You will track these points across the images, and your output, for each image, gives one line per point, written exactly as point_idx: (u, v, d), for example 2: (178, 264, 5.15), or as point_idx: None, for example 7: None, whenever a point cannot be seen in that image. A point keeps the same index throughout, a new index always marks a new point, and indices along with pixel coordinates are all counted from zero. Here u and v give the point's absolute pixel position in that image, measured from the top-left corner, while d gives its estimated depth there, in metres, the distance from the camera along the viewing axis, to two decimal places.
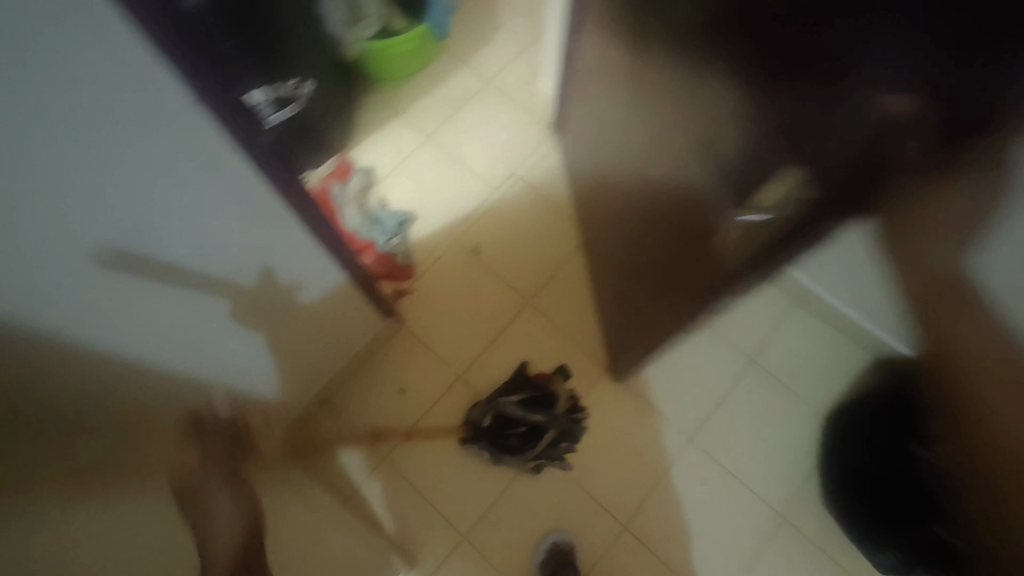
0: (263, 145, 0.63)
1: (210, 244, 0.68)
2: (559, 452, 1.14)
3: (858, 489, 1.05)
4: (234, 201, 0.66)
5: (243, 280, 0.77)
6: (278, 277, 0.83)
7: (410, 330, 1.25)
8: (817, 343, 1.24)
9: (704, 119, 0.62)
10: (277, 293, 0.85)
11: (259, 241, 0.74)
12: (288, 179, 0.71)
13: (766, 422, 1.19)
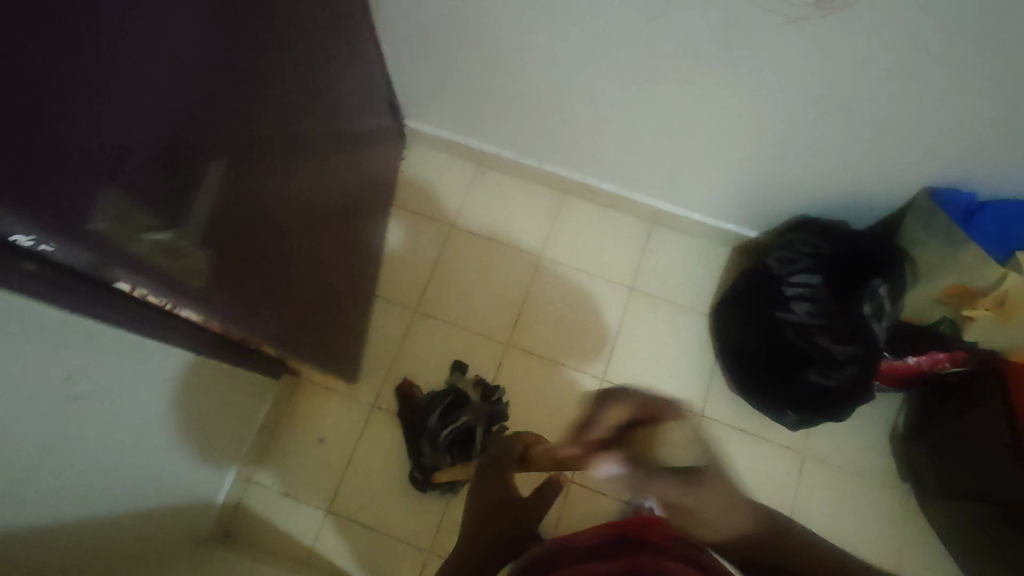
0: (39, 273, 0.57)
1: (33, 396, 0.62)
2: (496, 437, 1.17)
3: (745, 368, 1.12)
4: (33, 341, 0.60)
5: (92, 410, 0.72)
6: (132, 388, 0.78)
7: (310, 380, 1.23)
8: (682, 252, 1.33)
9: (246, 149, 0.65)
10: (139, 404, 0.81)
11: (90, 366, 0.69)
12: (95, 293, 0.66)
13: (661, 338, 1.28)
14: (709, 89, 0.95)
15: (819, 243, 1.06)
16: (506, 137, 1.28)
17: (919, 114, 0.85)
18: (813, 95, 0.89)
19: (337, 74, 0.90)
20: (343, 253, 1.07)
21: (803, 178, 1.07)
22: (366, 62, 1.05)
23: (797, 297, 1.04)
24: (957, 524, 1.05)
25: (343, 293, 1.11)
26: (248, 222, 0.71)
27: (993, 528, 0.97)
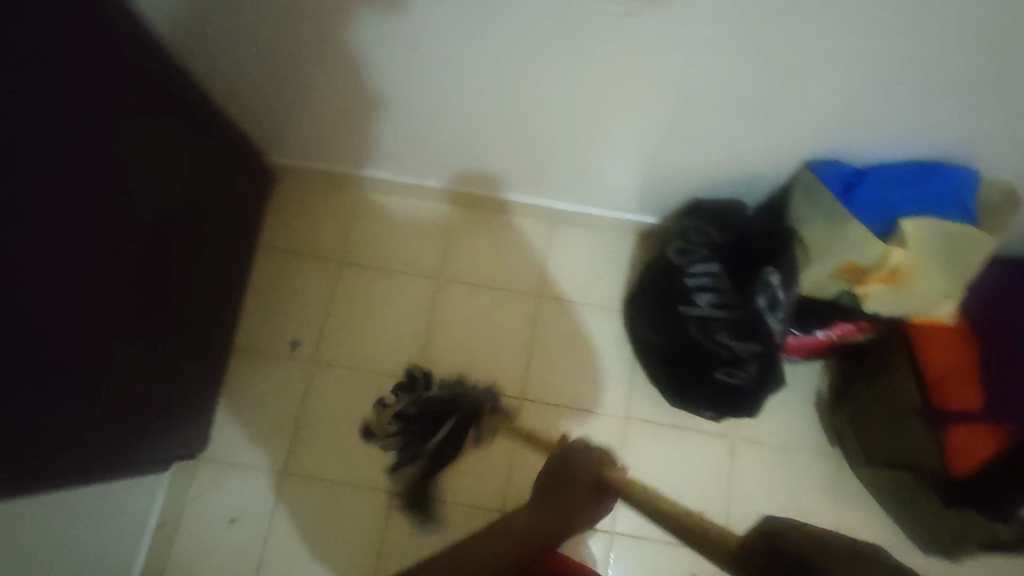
0: None
1: None
2: (464, 434, 1.12)
3: (659, 366, 1.06)
4: None
5: None
6: None
7: (210, 457, 1.14)
8: (587, 248, 1.26)
9: None
10: None
11: None
12: None
13: (577, 343, 1.22)
14: (564, 88, 0.87)
15: (713, 231, 1.00)
16: (377, 158, 1.18)
17: (783, 92, 0.79)
18: (673, 83, 0.81)
19: (134, 140, 0.77)
20: (170, 326, 0.97)
21: (687, 162, 1.00)
22: (189, 106, 0.92)
23: (700, 288, 0.98)
24: (882, 488, 1.05)
25: (177, 365, 1.01)
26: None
27: (916, 492, 0.96)
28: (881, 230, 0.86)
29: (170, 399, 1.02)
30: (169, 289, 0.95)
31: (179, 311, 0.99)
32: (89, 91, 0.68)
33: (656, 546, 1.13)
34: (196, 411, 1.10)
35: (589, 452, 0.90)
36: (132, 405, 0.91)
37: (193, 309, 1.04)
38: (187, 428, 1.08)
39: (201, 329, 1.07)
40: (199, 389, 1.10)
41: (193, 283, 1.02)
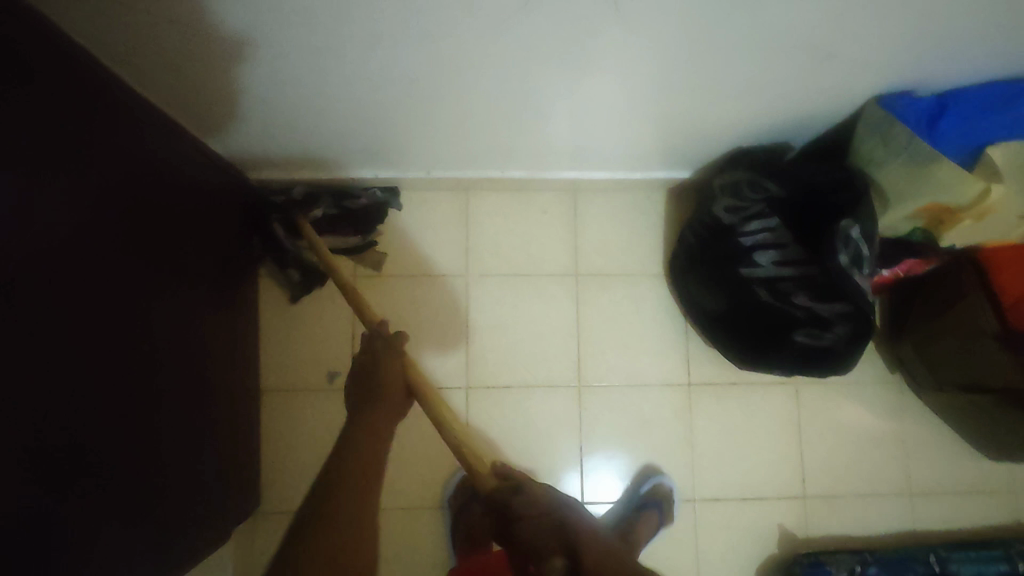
0: None
1: None
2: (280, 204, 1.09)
3: (722, 330, 1.01)
4: None
5: None
6: None
7: (267, 509, 1.07)
8: (618, 216, 1.18)
9: None
10: None
11: None
12: None
13: (624, 318, 1.16)
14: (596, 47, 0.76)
15: (767, 185, 0.92)
16: (376, 155, 1.06)
17: (847, 25, 0.70)
18: (720, 30, 0.72)
19: (120, 198, 0.64)
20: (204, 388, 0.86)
21: (733, 112, 0.91)
22: (171, 135, 0.78)
23: (760, 247, 0.91)
24: (971, 408, 1.03)
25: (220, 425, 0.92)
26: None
27: (1011, 409, 0.95)
28: (965, 160, 0.79)
29: (221, 462, 0.93)
30: (196, 351, 0.83)
31: (209, 369, 0.88)
32: (56, 150, 0.55)
33: (739, 505, 1.12)
34: (247, 464, 1.02)
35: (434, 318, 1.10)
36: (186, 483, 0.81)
37: (223, 362, 0.93)
38: (239, 485, 0.99)
39: (229, 379, 0.97)
40: (241, 443, 1.01)
41: (215, 334, 0.90)
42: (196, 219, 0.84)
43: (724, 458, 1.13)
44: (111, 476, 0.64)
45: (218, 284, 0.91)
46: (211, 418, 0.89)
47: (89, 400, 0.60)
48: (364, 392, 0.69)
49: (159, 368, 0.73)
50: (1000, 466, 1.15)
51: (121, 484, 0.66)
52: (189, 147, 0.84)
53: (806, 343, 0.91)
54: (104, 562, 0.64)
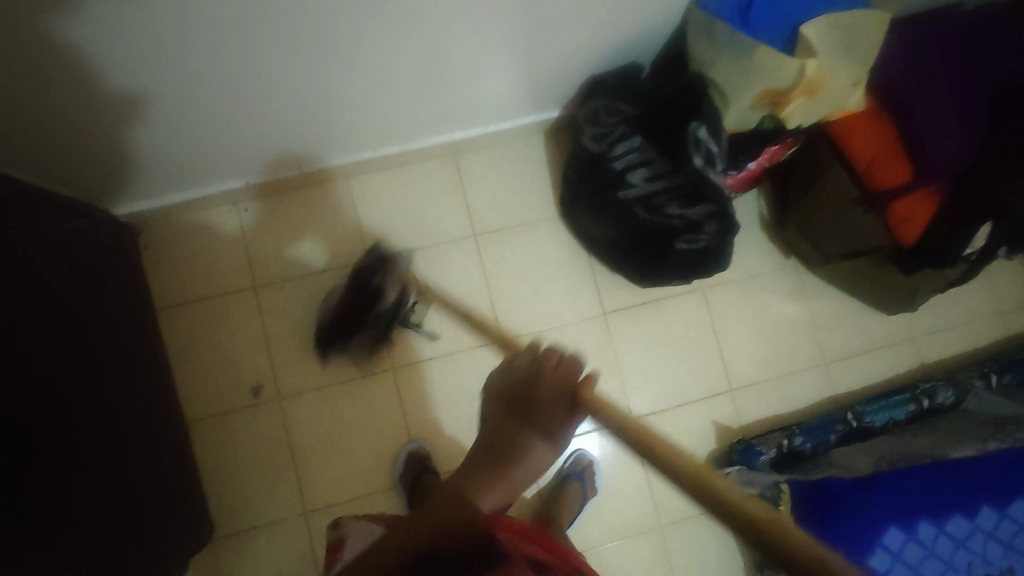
0: None
1: None
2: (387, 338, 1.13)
3: (618, 254, 1.05)
4: None
5: None
6: None
7: (222, 533, 1.07)
8: (503, 169, 1.19)
9: None
10: None
11: None
12: None
13: (529, 265, 1.18)
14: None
15: (623, 106, 0.95)
16: (240, 163, 1.03)
17: None
18: None
19: None
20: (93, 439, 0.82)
21: (575, 40, 0.92)
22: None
23: (629, 166, 0.95)
24: (856, 271, 1.11)
25: (127, 473, 0.88)
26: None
27: (885, 265, 1.03)
28: (786, 45, 0.83)
29: (142, 510, 0.89)
30: (68, 407, 0.79)
31: (99, 418, 0.85)
32: None
33: (673, 413, 1.18)
34: (185, 498, 1.01)
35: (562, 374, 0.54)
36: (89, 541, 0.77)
37: (113, 411, 0.88)
38: (176, 525, 0.97)
39: (136, 423, 0.94)
40: (170, 484, 0.98)
41: (96, 384, 0.86)
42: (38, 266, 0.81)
43: (651, 374, 1.18)
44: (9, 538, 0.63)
45: (79, 335, 0.85)
46: (123, 460, 0.88)
47: None
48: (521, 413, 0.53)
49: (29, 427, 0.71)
50: (896, 319, 1.24)
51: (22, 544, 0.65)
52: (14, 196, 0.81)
53: (689, 249, 0.96)
54: None
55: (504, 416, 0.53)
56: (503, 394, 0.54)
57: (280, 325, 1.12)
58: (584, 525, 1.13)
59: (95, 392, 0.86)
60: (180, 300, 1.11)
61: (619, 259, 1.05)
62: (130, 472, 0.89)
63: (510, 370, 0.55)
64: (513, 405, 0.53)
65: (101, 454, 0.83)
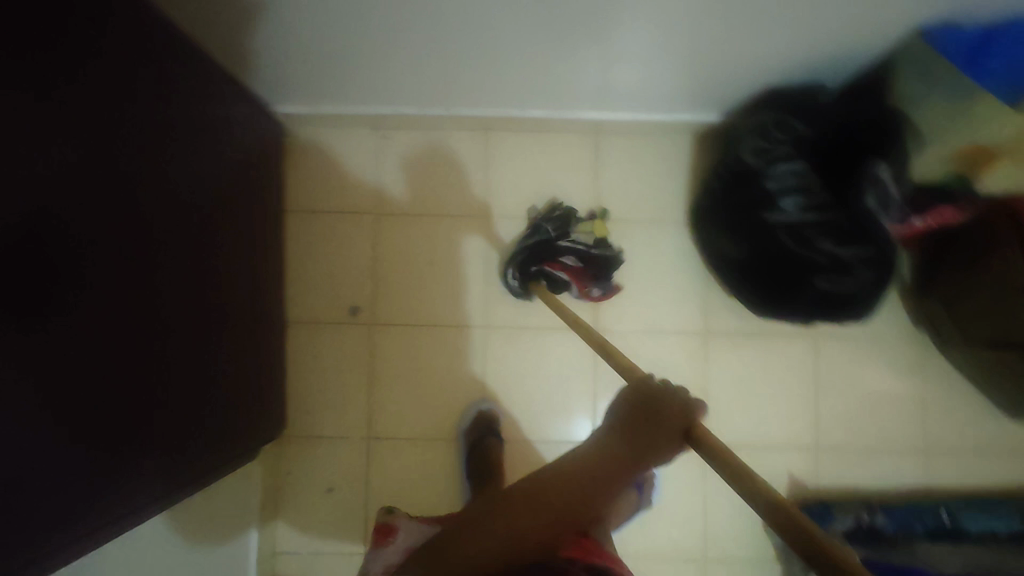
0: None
1: None
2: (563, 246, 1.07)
3: (742, 277, 1.01)
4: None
5: None
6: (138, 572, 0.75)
7: (292, 433, 1.12)
8: (642, 159, 1.16)
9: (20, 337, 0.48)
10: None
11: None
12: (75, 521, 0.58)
13: (643, 261, 1.16)
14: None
15: (796, 127, 0.90)
16: (398, 93, 1.05)
17: None
18: None
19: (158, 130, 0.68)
20: (231, 319, 0.88)
21: (773, 48, 0.86)
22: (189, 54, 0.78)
23: (785, 191, 0.90)
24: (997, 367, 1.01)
25: (247, 357, 0.95)
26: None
27: None
28: (1010, 97, 0.76)
29: (250, 392, 0.97)
30: (223, 282, 0.85)
31: (240, 301, 0.92)
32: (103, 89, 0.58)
33: (748, 453, 1.13)
34: (270, 391, 1.06)
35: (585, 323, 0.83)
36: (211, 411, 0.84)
37: (248, 298, 0.95)
38: (265, 417, 1.03)
39: (258, 312, 1.00)
40: (267, 376, 1.04)
41: (242, 269, 0.93)
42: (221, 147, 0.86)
43: (736, 405, 1.14)
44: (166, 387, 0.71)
45: (239, 222, 0.92)
46: (246, 342, 0.95)
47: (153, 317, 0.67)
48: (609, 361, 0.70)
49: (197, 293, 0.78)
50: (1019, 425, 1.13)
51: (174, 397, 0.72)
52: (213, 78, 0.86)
53: (827, 291, 0.90)
54: (169, 458, 0.73)
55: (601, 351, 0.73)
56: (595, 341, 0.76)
57: (392, 254, 1.15)
58: (631, 533, 1.11)
59: (242, 278, 0.93)
60: (310, 206, 1.16)
61: (725, 280, 1.06)
62: (249, 354, 0.96)
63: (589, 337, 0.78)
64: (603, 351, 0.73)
65: (232, 332, 0.89)
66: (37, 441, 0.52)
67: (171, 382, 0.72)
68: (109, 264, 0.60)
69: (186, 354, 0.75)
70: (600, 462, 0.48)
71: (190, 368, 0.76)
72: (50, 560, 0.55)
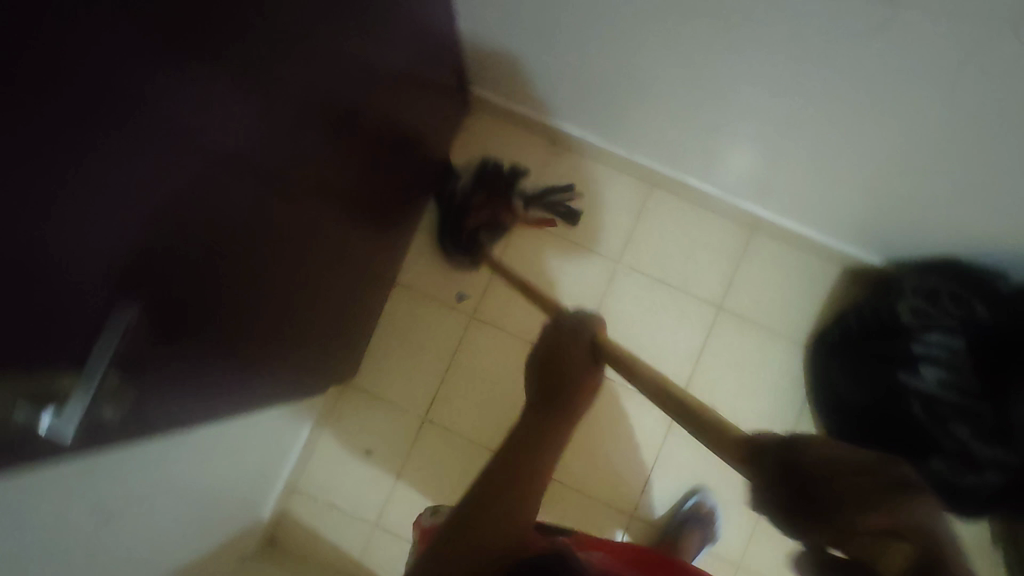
0: (185, 418, 0.60)
1: (186, 493, 0.74)
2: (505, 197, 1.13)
3: (849, 424, 0.97)
4: (181, 457, 0.70)
5: (221, 480, 0.83)
6: (247, 450, 0.89)
7: (356, 386, 1.13)
8: (783, 269, 1.14)
9: (250, 216, 0.54)
10: (253, 457, 0.91)
11: (219, 451, 0.80)
12: (236, 395, 0.69)
13: (747, 365, 1.14)
14: (880, 105, 0.73)
15: (975, 305, 0.88)
16: (587, 119, 1.07)
17: None
18: (989, 135, 0.69)
19: (381, 68, 0.71)
20: (366, 258, 0.92)
21: (969, 219, 0.85)
22: (431, 15, 0.82)
23: (930, 359, 0.88)
24: None
25: (360, 299, 0.98)
26: (210, 290, 0.53)
27: None
28: None
29: (352, 331, 1.00)
30: (371, 223, 0.89)
31: (377, 250, 0.97)
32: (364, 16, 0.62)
33: None
34: (355, 345, 1.06)
35: (586, 328, 0.64)
36: (321, 336, 0.88)
37: (382, 246, 0.99)
38: (349, 361, 1.06)
39: (385, 263, 1.04)
40: (367, 324, 1.07)
41: (391, 219, 0.98)
42: (416, 102, 0.90)
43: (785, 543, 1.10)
44: (304, 299, 0.75)
45: (405, 176, 0.97)
46: (369, 286, 0.99)
47: (319, 232, 0.71)
48: (554, 366, 0.61)
49: (351, 223, 0.81)
50: None
51: (304, 310, 0.76)
52: (439, 45, 0.89)
53: (952, 479, 0.84)
54: (283, 362, 0.77)
55: (546, 339, 0.64)
56: (538, 352, 0.64)
57: (514, 259, 1.17)
58: None
59: (386, 227, 0.97)
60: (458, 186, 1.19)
61: (826, 418, 1.02)
62: (364, 299, 0.99)
63: (553, 327, 0.65)
64: (546, 347, 0.63)
65: (360, 272, 0.93)
66: (234, 316, 0.59)
67: (310, 298, 0.77)
68: (315, 168, 0.64)
69: (327, 274, 0.79)
70: (532, 422, 0.61)
71: (319, 293, 0.79)
72: (201, 416, 0.63)
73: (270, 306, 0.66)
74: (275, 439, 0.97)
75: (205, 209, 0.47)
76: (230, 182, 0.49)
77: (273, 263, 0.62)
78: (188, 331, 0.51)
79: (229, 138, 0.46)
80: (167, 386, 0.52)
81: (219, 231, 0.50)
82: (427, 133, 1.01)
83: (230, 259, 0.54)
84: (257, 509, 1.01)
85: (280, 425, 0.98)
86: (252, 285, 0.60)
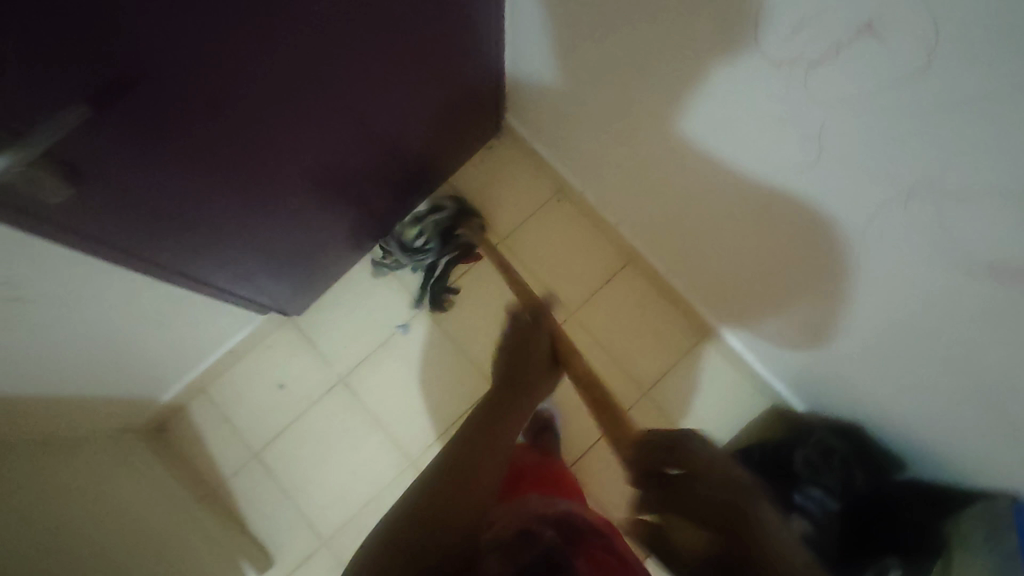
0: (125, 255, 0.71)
1: (119, 328, 0.87)
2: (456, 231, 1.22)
3: None
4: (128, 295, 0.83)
5: (146, 335, 0.94)
6: (185, 323, 1.00)
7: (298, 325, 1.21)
8: (717, 383, 1.18)
9: (236, 115, 0.63)
10: (186, 332, 1.02)
11: (164, 314, 0.93)
12: (188, 267, 0.82)
13: None
14: (821, 259, 0.76)
15: (855, 474, 0.92)
16: (592, 180, 1.16)
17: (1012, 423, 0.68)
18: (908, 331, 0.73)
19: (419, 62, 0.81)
20: (344, 214, 1.01)
21: (884, 405, 0.88)
22: (485, 40, 0.93)
23: (803, 511, 0.90)
24: None
25: (328, 247, 1.07)
26: (171, 151, 0.61)
27: None
28: None
29: (307, 270, 1.08)
30: (362, 186, 0.98)
31: (361, 212, 1.06)
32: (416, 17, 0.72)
33: None
34: (311, 287, 1.15)
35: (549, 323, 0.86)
36: (275, 257, 0.96)
37: (368, 211, 1.08)
38: (295, 296, 1.13)
39: (365, 227, 1.13)
40: (328, 272, 1.15)
41: (384, 192, 1.07)
42: (447, 105, 1.00)
43: None
44: (268, 214, 0.83)
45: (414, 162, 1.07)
46: (340, 238, 1.08)
47: (306, 167, 0.80)
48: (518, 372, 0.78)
49: (344, 175, 0.90)
50: None
51: (263, 224, 0.85)
52: (484, 68, 1.01)
53: None
54: (223, 258, 0.86)
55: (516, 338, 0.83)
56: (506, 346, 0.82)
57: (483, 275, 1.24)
58: None
59: (376, 197, 1.06)
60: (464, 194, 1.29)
61: None
62: (330, 246, 1.08)
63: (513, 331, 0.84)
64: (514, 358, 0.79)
65: (335, 223, 1.01)
66: (187, 187, 0.67)
67: (275, 217, 0.86)
68: (326, 113, 0.73)
69: (299, 206, 0.88)
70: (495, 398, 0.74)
71: (287, 217, 0.88)
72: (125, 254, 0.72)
73: (228, 201, 0.74)
74: (204, 331, 1.06)
75: (192, 85, 0.56)
76: (227, 79, 0.58)
77: (245, 166, 0.71)
78: (137, 170, 0.60)
79: (238, 44, 0.55)
80: (103, 197, 0.61)
81: (200, 108, 0.59)
82: (450, 137, 1.12)
83: (199, 138, 0.62)
84: (159, 388, 1.09)
85: (216, 321, 1.07)
86: (216, 170, 0.68)
